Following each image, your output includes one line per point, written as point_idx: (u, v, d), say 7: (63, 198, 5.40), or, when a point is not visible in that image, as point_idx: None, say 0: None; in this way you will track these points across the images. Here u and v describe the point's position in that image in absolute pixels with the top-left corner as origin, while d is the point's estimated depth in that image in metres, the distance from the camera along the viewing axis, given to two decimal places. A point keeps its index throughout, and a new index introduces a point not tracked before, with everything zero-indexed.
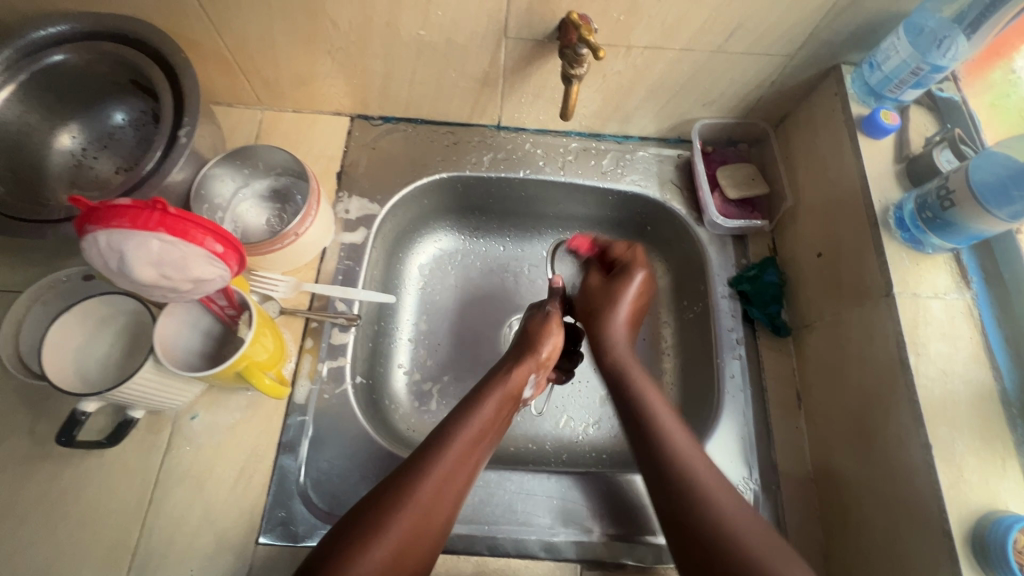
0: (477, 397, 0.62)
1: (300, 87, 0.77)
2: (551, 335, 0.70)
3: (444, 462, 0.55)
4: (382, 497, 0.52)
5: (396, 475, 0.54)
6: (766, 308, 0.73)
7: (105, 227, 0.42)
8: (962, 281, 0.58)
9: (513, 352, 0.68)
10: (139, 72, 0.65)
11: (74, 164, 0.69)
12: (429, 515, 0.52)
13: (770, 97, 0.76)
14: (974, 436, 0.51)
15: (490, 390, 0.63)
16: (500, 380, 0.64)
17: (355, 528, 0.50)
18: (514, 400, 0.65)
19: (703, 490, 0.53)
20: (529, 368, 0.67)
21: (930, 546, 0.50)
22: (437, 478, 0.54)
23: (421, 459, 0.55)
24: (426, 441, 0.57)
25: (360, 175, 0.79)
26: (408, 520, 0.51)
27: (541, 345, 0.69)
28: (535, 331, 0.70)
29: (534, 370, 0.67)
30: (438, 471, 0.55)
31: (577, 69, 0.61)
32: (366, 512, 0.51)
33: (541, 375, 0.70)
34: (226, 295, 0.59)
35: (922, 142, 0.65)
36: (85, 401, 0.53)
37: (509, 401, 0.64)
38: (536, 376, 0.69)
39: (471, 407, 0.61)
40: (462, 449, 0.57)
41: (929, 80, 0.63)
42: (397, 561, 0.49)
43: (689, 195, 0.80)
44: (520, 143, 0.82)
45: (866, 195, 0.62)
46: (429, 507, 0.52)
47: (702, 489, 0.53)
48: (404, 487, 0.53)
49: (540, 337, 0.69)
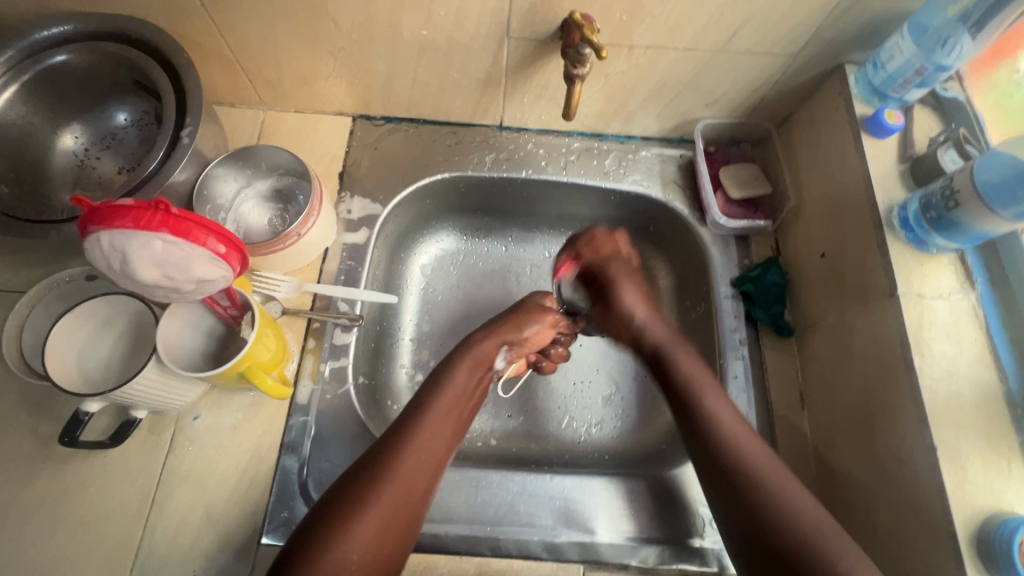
0: (451, 362, 0.62)
1: (303, 87, 0.76)
2: (535, 321, 0.70)
3: (424, 428, 0.55)
4: (364, 470, 0.52)
5: (378, 448, 0.54)
6: (769, 308, 0.72)
7: (108, 227, 0.42)
8: (967, 281, 0.58)
9: (506, 322, 0.68)
10: (145, 74, 0.65)
11: (77, 164, 0.69)
12: (414, 482, 0.52)
13: (773, 97, 0.75)
14: (979, 437, 0.51)
15: (467, 355, 0.64)
16: (474, 347, 0.64)
17: (337, 503, 0.49)
18: (489, 370, 0.65)
19: (753, 471, 0.53)
20: (503, 339, 0.67)
21: (935, 548, 0.49)
22: (418, 446, 0.54)
23: (401, 429, 0.55)
24: (403, 414, 0.57)
25: (362, 175, 0.79)
26: (394, 490, 0.51)
27: (526, 324, 0.69)
28: (530, 311, 0.70)
29: (507, 343, 0.67)
30: (421, 439, 0.55)
31: (580, 69, 0.60)
32: (346, 488, 0.51)
33: (517, 351, 0.69)
34: (229, 296, 0.58)
35: (927, 142, 0.64)
36: (89, 401, 0.53)
37: (485, 369, 0.64)
38: (510, 349, 0.68)
39: (447, 372, 0.62)
40: (441, 415, 0.57)
41: (933, 80, 0.63)
42: (385, 531, 0.49)
43: (692, 195, 0.80)
44: (522, 143, 0.82)
45: (870, 194, 0.62)
46: (413, 475, 0.53)
47: (754, 472, 0.53)
48: (386, 459, 0.52)
49: (529, 312, 0.70)
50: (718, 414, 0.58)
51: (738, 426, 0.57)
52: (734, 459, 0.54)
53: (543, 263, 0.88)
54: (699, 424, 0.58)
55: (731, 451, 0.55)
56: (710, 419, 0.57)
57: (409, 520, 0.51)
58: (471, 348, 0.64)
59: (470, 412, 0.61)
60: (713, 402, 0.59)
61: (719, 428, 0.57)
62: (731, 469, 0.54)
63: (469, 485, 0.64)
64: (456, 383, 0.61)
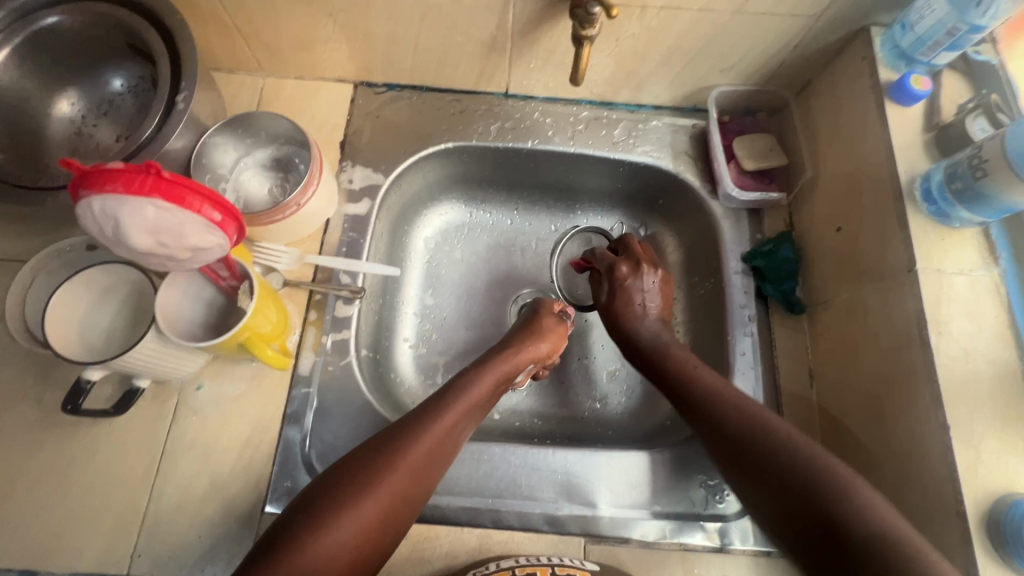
0: (478, 367, 0.61)
1: (302, 52, 0.74)
2: (552, 333, 0.69)
3: (435, 429, 0.53)
4: (364, 465, 0.49)
5: (380, 443, 0.51)
6: (780, 284, 0.70)
7: (99, 192, 0.41)
8: (990, 256, 0.56)
9: (518, 335, 0.67)
10: (138, 37, 0.63)
11: (75, 131, 0.67)
12: (415, 483, 0.50)
13: (792, 62, 0.72)
14: (994, 417, 0.49)
15: (492, 365, 0.62)
16: (501, 358, 0.63)
17: (325, 498, 0.47)
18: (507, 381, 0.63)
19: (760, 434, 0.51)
20: (530, 357, 0.66)
21: (943, 528, 0.49)
22: (422, 448, 0.52)
23: (412, 428, 0.53)
24: (419, 408, 0.55)
25: (364, 144, 0.77)
26: (392, 488, 0.49)
27: (545, 338, 0.68)
28: (543, 324, 0.69)
29: (532, 362, 0.67)
30: (428, 441, 0.52)
31: (588, 29, 0.57)
32: (343, 480, 0.48)
33: (537, 366, 0.69)
34: (227, 265, 0.57)
35: (955, 109, 0.61)
36: (90, 369, 0.53)
37: (504, 382, 0.63)
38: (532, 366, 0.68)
39: (467, 381, 0.59)
40: (453, 421, 0.55)
41: (966, 42, 0.59)
42: (377, 528, 0.47)
43: (703, 166, 0.77)
44: (528, 111, 0.79)
45: (891, 165, 0.59)
46: (416, 473, 0.51)
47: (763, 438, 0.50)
48: (387, 457, 0.50)
49: (544, 327, 0.69)
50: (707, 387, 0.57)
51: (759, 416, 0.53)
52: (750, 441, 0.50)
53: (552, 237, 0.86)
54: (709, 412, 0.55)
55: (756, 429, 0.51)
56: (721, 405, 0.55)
57: (401, 518, 0.49)
58: (503, 358, 0.63)
59: (481, 419, 0.60)
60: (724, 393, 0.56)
61: (724, 408, 0.54)
62: (753, 441, 0.50)
63: (472, 458, 0.64)
64: (479, 389, 0.59)
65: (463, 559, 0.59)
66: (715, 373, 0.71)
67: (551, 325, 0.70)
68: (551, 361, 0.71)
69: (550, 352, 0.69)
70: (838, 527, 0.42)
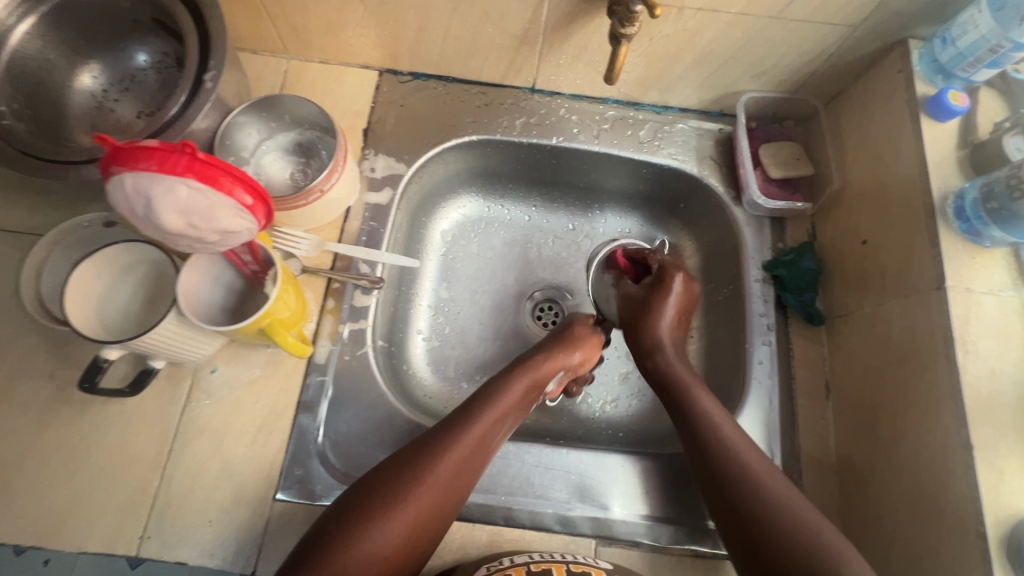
0: (506, 377, 0.60)
1: (329, 36, 0.73)
2: (587, 343, 0.67)
3: (463, 443, 0.52)
4: (388, 478, 0.49)
5: (407, 456, 0.51)
6: (801, 295, 0.70)
7: (132, 169, 0.40)
8: (1019, 278, 0.55)
9: (551, 343, 0.66)
10: (169, 14, 0.62)
11: (95, 106, 0.65)
12: (443, 496, 0.50)
13: (825, 71, 0.71)
14: (1018, 439, 0.49)
15: (521, 375, 0.60)
16: (532, 366, 0.62)
17: (349, 512, 0.47)
18: (537, 392, 0.62)
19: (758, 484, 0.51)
20: (562, 365, 0.64)
21: (962, 547, 0.49)
22: (451, 462, 0.51)
23: (439, 441, 0.52)
24: (447, 419, 0.55)
25: (387, 132, 0.76)
26: (421, 502, 0.48)
27: (577, 347, 0.66)
28: (578, 332, 0.68)
29: (565, 370, 0.65)
30: (455, 455, 0.51)
31: (627, 28, 0.56)
32: (367, 494, 0.48)
33: (570, 375, 0.67)
34: (251, 250, 0.57)
35: (990, 127, 0.61)
36: (108, 348, 0.52)
37: (534, 389, 0.61)
38: (564, 373, 0.66)
39: (498, 390, 0.58)
40: (482, 433, 0.54)
41: (1007, 60, 0.58)
42: (409, 539, 0.47)
43: (728, 172, 0.77)
44: (554, 108, 0.79)
45: (923, 182, 0.59)
46: (445, 487, 0.50)
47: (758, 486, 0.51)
48: (412, 473, 0.49)
49: (577, 336, 0.67)
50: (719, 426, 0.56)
51: (762, 465, 0.53)
52: (749, 486, 0.51)
53: (583, 266, 0.84)
54: (714, 458, 0.54)
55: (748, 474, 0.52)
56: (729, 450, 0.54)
57: (432, 530, 0.49)
58: (533, 367, 0.62)
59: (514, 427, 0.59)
60: (724, 423, 0.56)
61: (735, 453, 0.54)
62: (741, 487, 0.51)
63: None
64: (509, 399, 0.58)
65: (474, 554, 0.59)
66: (730, 378, 0.71)
67: (585, 334, 0.68)
68: (583, 372, 0.69)
69: (583, 361, 0.67)
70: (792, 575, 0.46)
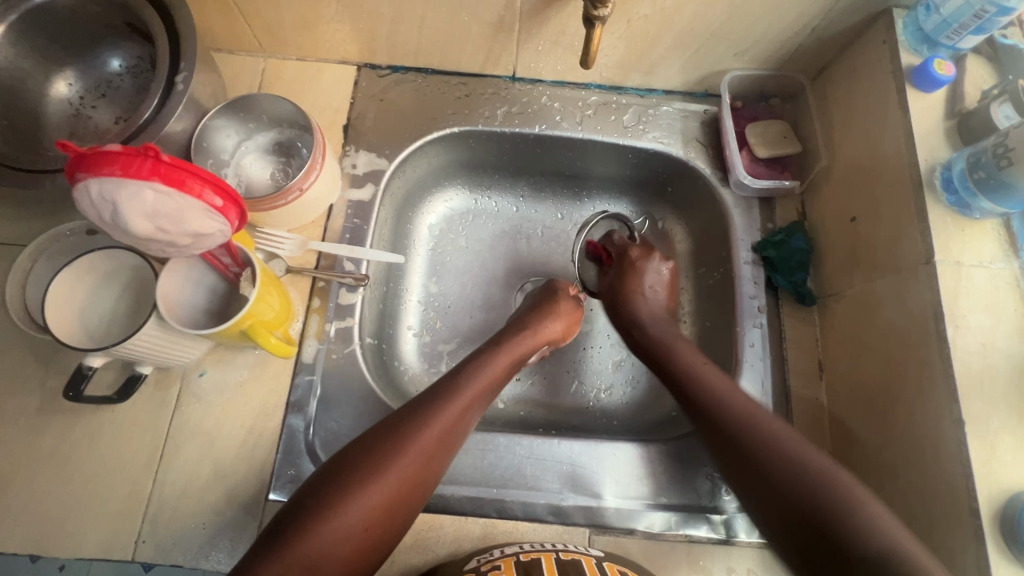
0: (486, 352, 0.61)
1: (304, 32, 0.72)
2: (568, 316, 0.70)
3: (444, 413, 0.53)
4: (366, 452, 0.48)
5: (384, 431, 0.50)
6: (791, 275, 0.69)
7: (95, 175, 0.40)
8: (1010, 249, 0.54)
9: (533, 316, 0.68)
10: (140, 17, 0.62)
11: (73, 113, 0.65)
12: (421, 470, 0.50)
13: (809, 46, 0.69)
14: (1011, 413, 0.49)
15: (503, 350, 0.62)
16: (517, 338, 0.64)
17: (325, 487, 0.46)
18: (521, 362, 0.64)
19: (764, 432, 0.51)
20: (545, 337, 0.67)
21: (956, 524, 0.48)
22: (429, 436, 0.51)
23: (417, 414, 0.52)
24: (427, 393, 0.55)
25: (367, 128, 0.75)
26: (398, 474, 0.48)
27: (558, 319, 0.69)
28: (559, 306, 0.70)
29: (548, 341, 0.68)
30: (433, 430, 0.51)
31: (600, 9, 0.54)
32: (344, 474, 0.47)
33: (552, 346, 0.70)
34: (229, 252, 0.57)
35: (978, 96, 0.59)
36: (91, 356, 0.53)
37: (519, 362, 0.64)
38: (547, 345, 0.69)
39: (479, 363, 0.59)
40: (466, 403, 0.55)
41: (993, 25, 0.56)
42: (386, 512, 0.47)
43: (714, 152, 0.76)
44: (535, 96, 0.77)
45: (910, 155, 0.58)
46: (425, 459, 0.50)
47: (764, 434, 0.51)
48: (393, 445, 0.49)
49: (560, 310, 0.70)
50: (725, 394, 0.55)
51: (758, 413, 0.53)
52: (759, 440, 0.51)
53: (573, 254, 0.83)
54: (712, 414, 0.55)
55: (762, 430, 0.52)
56: (732, 410, 0.54)
57: (410, 503, 0.49)
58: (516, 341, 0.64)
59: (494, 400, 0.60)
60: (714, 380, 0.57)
61: (739, 408, 0.54)
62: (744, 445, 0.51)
63: (477, 448, 0.64)
64: (489, 373, 0.59)
65: (468, 547, 0.59)
66: (723, 362, 0.70)
67: (568, 309, 0.70)
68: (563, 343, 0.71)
69: (563, 333, 0.69)
70: (824, 524, 0.44)
